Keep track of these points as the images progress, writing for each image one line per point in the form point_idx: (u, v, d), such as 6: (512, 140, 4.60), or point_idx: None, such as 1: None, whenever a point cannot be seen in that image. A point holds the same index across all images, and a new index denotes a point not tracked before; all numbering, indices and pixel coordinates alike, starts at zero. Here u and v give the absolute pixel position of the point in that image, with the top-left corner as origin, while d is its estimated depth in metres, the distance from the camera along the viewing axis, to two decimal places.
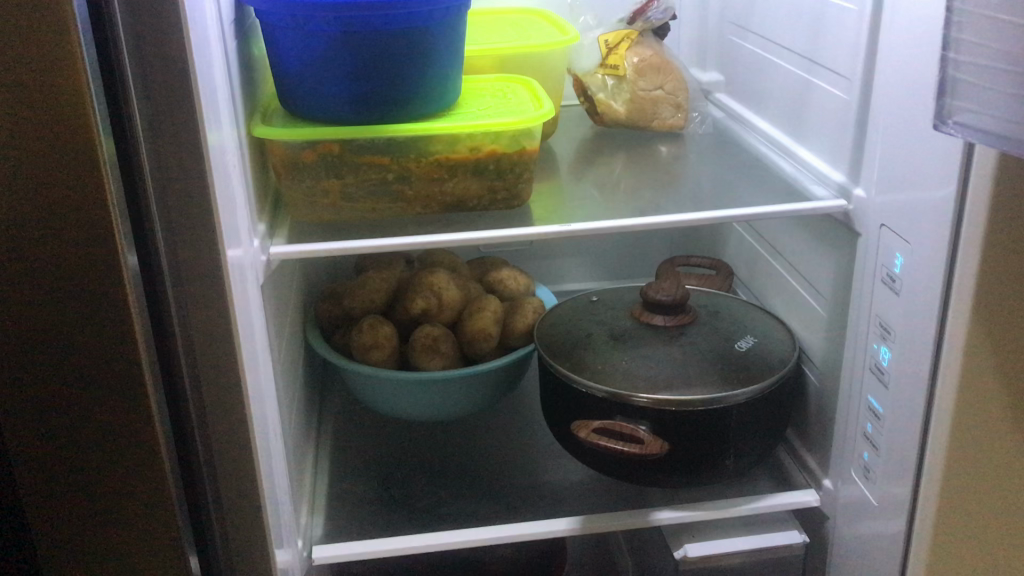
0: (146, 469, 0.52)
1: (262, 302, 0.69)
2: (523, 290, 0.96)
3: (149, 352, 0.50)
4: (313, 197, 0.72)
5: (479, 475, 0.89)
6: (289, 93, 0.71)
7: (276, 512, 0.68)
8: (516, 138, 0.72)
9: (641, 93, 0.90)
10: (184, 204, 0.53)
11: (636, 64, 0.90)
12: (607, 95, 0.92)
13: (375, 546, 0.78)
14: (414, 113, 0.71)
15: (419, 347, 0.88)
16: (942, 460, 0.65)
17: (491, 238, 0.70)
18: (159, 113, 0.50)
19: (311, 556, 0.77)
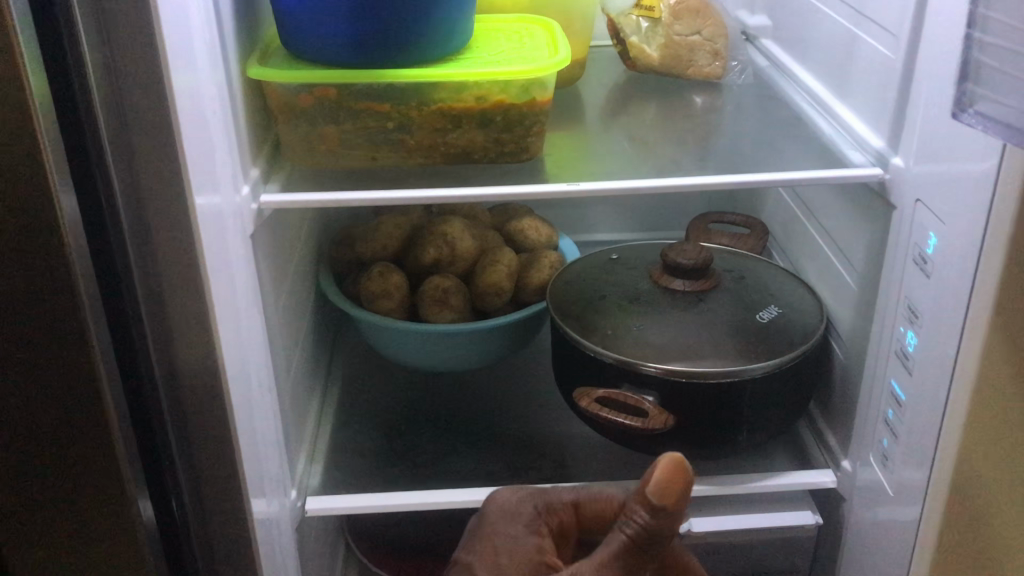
0: (93, 431, 0.50)
1: (251, 253, 0.67)
2: (544, 242, 0.92)
3: (94, 307, 0.48)
4: (311, 143, 0.69)
5: (484, 433, 0.86)
6: (286, 31, 0.67)
7: (257, 466, 0.67)
8: (527, 87, 0.67)
9: (676, 37, 0.84)
10: (148, 155, 0.50)
11: (673, 6, 0.83)
12: (640, 38, 0.85)
13: (366, 500, 0.76)
14: (418, 57, 0.67)
15: (427, 299, 0.85)
16: (956, 456, 0.60)
17: (491, 194, 0.66)
18: (116, 58, 0.47)
19: (304, 506, 0.76)
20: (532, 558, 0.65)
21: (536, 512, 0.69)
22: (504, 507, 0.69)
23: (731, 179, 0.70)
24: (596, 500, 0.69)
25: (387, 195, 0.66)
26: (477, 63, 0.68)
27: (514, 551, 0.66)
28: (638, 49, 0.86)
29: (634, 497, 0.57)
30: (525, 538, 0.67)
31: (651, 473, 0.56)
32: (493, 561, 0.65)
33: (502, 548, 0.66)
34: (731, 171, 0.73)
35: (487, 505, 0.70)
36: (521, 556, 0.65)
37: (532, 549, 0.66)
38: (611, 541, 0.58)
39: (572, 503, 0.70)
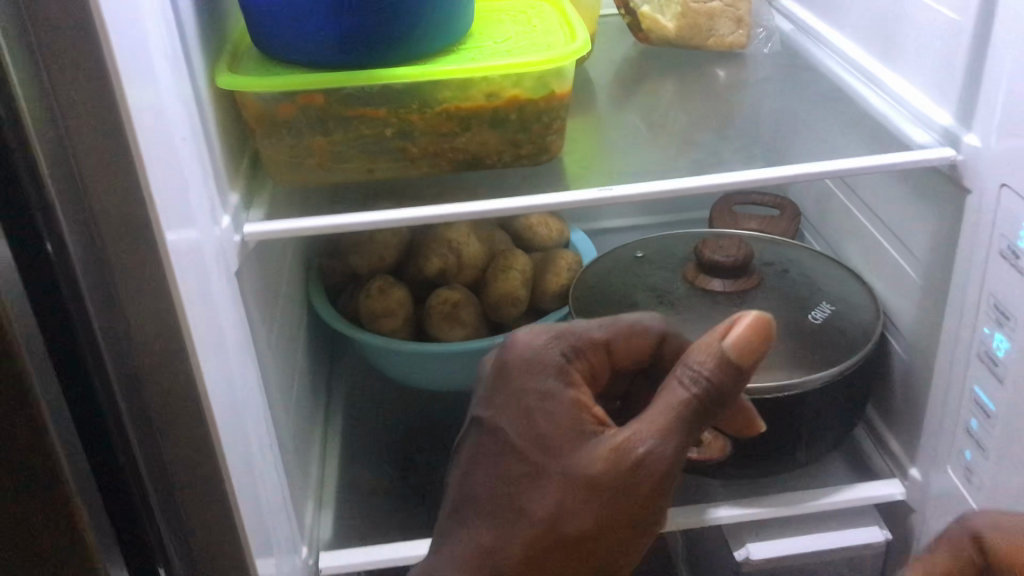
0: (60, 533, 0.42)
1: (238, 293, 0.58)
2: (556, 240, 0.83)
3: (50, 394, 0.40)
4: (297, 159, 0.59)
5: None
6: (257, 30, 0.58)
7: (263, 537, 0.58)
8: (543, 79, 0.58)
9: (693, 5, 0.74)
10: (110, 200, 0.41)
11: None
12: (652, 7, 0.76)
13: (387, 552, 0.68)
14: (415, 52, 0.57)
15: (436, 316, 0.76)
16: None
17: (512, 208, 0.57)
18: None
19: (317, 565, 0.67)
20: (577, 415, 0.51)
21: (567, 362, 0.54)
22: (528, 359, 0.52)
23: (778, 168, 0.61)
24: (631, 337, 0.57)
25: (394, 216, 0.57)
26: (484, 54, 0.58)
27: (557, 414, 0.51)
28: (651, 17, 0.76)
29: (699, 351, 0.50)
30: (562, 393, 0.51)
31: (726, 330, 0.50)
32: (528, 427, 0.51)
33: (535, 408, 0.51)
34: (774, 159, 0.64)
35: (505, 353, 0.53)
36: (565, 415, 0.51)
37: (571, 407, 0.51)
38: (672, 398, 0.49)
39: (598, 341, 0.56)
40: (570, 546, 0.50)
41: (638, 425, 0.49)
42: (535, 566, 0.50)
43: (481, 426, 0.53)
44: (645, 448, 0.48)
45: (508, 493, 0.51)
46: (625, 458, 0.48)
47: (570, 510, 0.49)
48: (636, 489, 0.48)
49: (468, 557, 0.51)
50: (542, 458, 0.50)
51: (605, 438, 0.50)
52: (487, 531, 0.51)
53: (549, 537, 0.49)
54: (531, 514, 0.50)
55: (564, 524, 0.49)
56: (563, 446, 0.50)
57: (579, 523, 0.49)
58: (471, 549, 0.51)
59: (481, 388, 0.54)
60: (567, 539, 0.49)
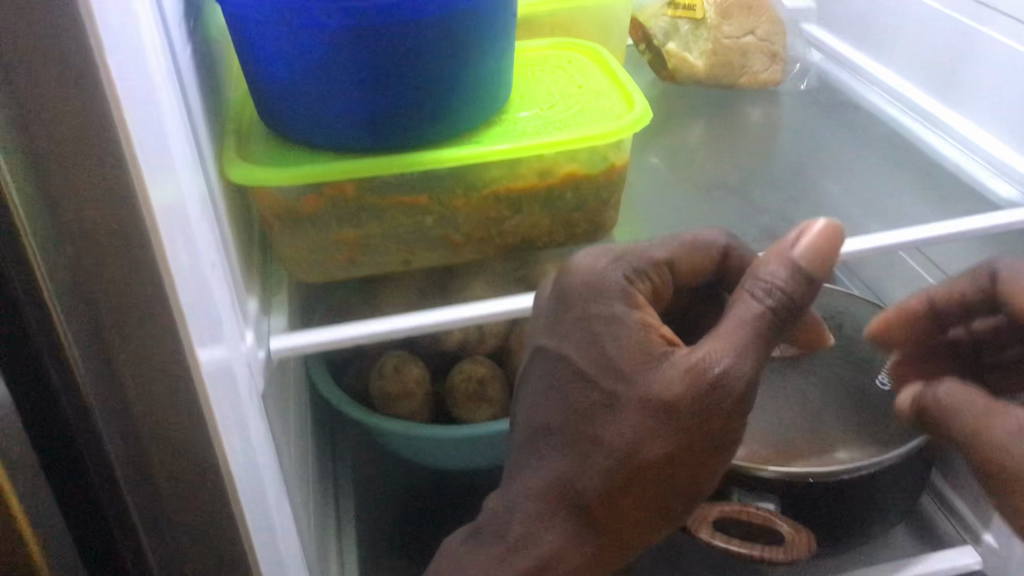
0: None
1: (265, 415, 0.50)
2: None
3: None
4: (323, 255, 0.51)
5: None
6: (269, 109, 0.49)
7: None
8: (602, 151, 0.51)
9: (726, 42, 0.67)
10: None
11: (718, 4, 0.67)
12: (680, 44, 0.69)
13: None
14: (458, 130, 0.50)
15: (461, 395, 0.69)
16: None
17: None
18: None
19: None
20: (646, 338, 0.43)
21: (630, 276, 0.46)
22: (594, 286, 0.45)
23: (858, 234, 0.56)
24: (689, 251, 0.48)
25: (443, 315, 0.50)
26: (534, 125, 0.51)
27: (627, 342, 0.43)
28: (677, 54, 0.69)
29: (765, 268, 0.42)
30: (629, 316, 0.43)
31: (792, 238, 0.43)
32: (596, 352, 0.43)
33: (605, 338, 0.43)
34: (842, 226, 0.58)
35: (564, 284, 0.45)
36: (635, 339, 0.43)
37: (640, 332, 0.43)
38: (744, 311, 0.41)
39: (667, 269, 0.47)
40: (652, 471, 0.43)
41: (713, 338, 0.42)
42: (614, 505, 0.44)
43: (540, 351, 0.46)
44: (723, 368, 0.41)
45: (577, 421, 0.44)
46: (705, 378, 0.41)
47: (648, 430, 0.42)
48: (721, 394, 0.41)
49: (544, 498, 0.46)
50: (615, 382, 0.43)
51: (681, 358, 0.42)
52: (564, 463, 0.45)
53: (629, 462, 0.43)
54: (603, 443, 0.43)
55: (639, 500, 0.44)
56: (634, 367, 0.42)
57: (661, 445, 0.42)
58: (546, 487, 0.45)
59: (537, 318, 0.47)
60: (650, 464, 0.42)
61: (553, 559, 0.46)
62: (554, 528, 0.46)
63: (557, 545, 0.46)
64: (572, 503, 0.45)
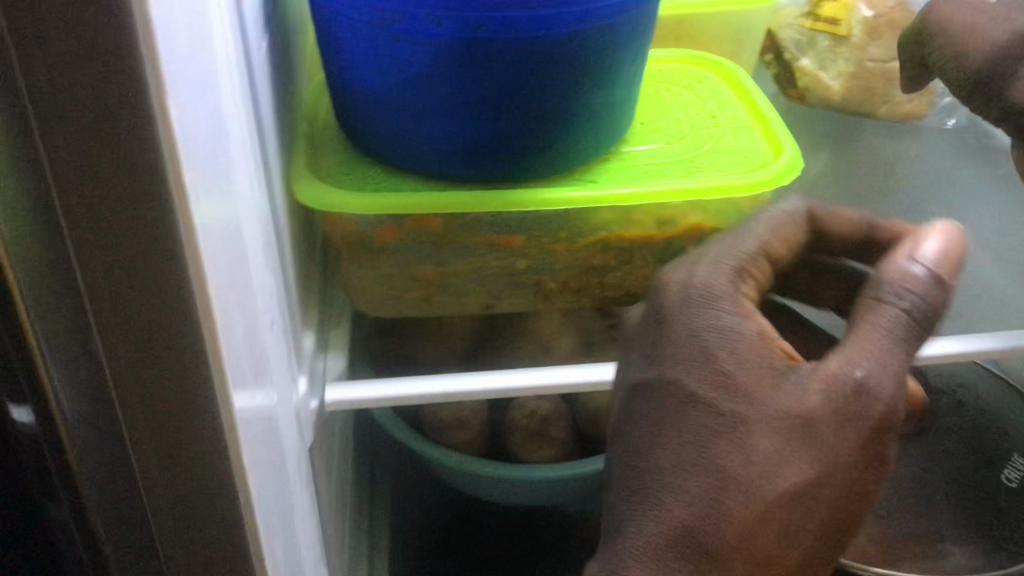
0: None
1: (312, 473, 0.43)
2: None
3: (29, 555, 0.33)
4: (394, 292, 0.44)
5: None
6: (354, 119, 0.42)
7: None
8: (737, 203, 0.43)
9: (870, 64, 0.58)
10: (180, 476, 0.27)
11: (868, 20, 0.57)
12: (815, 60, 0.59)
13: None
14: (567, 165, 0.42)
15: (521, 433, 0.61)
16: None
17: None
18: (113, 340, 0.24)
19: None
20: (767, 350, 0.33)
21: (733, 280, 0.34)
22: (699, 293, 0.34)
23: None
24: (780, 225, 0.37)
25: (533, 377, 0.43)
26: (659, 165, 0.43)
27: (742, 351, 0.33)
28: (810, 74, 0.59)
29: (894, 267, 0.33)
30: (745, 327, 0.33)
31: (912, 240, 0.34)
32: (708, 378, 0.33)
33: (718, 349, 0.33)
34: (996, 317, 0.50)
35: (662, 300, 0.35)
36: (757, 354, 0.33)
37: (759, 342, 0.33)
38: (875, 318, 0.32)
39: (773, 254, 0.36)
40: (792, 505, 0.32)
41: (845, 342, 0.32)
42: (751, 548, 0.33)
43: (637, 392, 0.35)
44: (866, 375, 0.31)
45: (689, 458, 0.33)
46: (848, 387, 0.31)
47: (783, 456, 0.32)
48: (869, 407, 0.31)
49: (660, 554, 0.33)
50: (739, 403, 0.32)
51: (809, 371, 0.32)
52: (678, 511, 0.33)
53: (761, 497, 0.32)
54: (724, 478, 0.32)
55: (767, 538, 0.33)
56: (761, 388, 0.32)
57: (797, 471, 0.32)
58: (660, 534, 0.33)
59: (639, 353, 0.36)
60: (787, 494, 0.32)
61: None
62: None
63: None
64: (696, 556, 0.33)
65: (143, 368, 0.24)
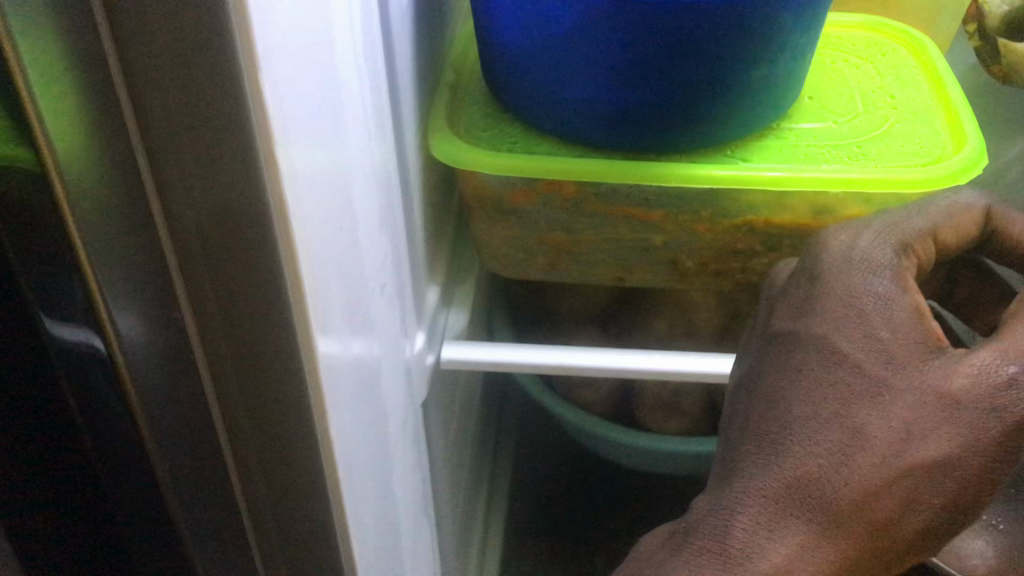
0: None
1: (424, 426, 0.42)
2: None
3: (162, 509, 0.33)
4: (524, 255, 0.42)
5: None
6: (498, 71, 0.41)
7: None
8: (906, 198, 0.39)
9: None
10: (264, 427, 0.27)
11: None
12: None
13: None
14: (720, 139, 0.39)
15: (650, 401, 0.59)
16: None
17: None
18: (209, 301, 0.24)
19: None
20: (922, 327, 0.30)
21: (896, 252, 0.32)
22: (863, 257, 0.31)
23: None
24: (958, 215, 0.34)
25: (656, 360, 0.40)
26: (820, 147, 0.40)
27: (897, 321, 0.30)
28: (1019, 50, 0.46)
29: None
30: (900, 297, 0.30)
31: None
32: (860, 338, 0.30)
33: (873, 314, 0.30)
34: None
35: (819, 258, 0.32)
36: (909, 328, 0.30)
37: (915, 317, 0.30)
38: None
39: (937, 237, 0.34)
40: (926, 484, 0.29)
41: (1000, 334, 0.29)
42: (868, 516, 0.29)
43: (776, 345, 0.32)
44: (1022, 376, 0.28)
45: (824, 411, 0.30)
46: (999, 381, 0.28)
47: (924, 430, 0.29)
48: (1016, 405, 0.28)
49: (778, 498, 0.30)
50: (888, 369, 0.29)
51: (959, 357, 0.29)
52: (807, 458, 0.29)
53: (897, 466, 0.29)
54: (858, 433, 0.29)
55: (890, 511, 0.29)
56: (910, 360, 0.29)
57: (939, 445, 0.29)
58: (781, 484, 0.30)
59: (782, 305, 0.33)
60: (923, 469, 0.29)
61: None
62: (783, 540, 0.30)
63: (783, 564, 0.30)
64: (814, 514, 0.30)
65: (230, 324, 0.25)
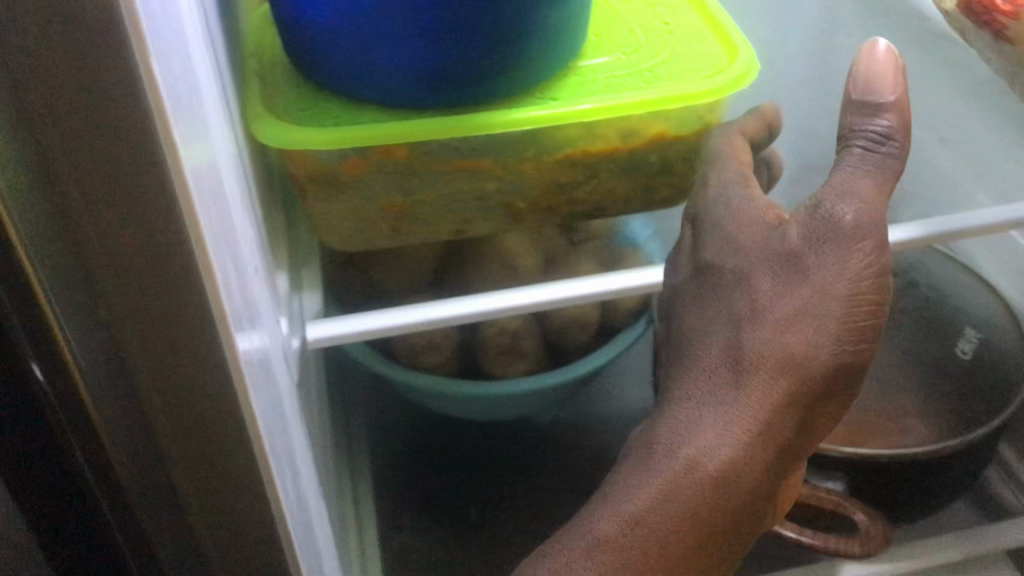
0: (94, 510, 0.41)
1: (303, 408, 0.43)
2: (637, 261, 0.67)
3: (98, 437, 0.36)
4: (364, 224, 0.44)
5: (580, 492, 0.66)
6: (306, 53, 0.41)
7: None
8: (699, 109, 0.43)
9: None
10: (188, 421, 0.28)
11: None
12: None
13: None
14: (528, 85, 0.42)
15: (493, 349, 0.62)
16: None
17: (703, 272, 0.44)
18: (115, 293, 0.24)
19: None
20: (762, 213, 0.36)
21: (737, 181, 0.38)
22: (714, 194, 0.38)
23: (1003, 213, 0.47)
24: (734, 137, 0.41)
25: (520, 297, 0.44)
26: (618, 77, 0.43)
27: (741, 221, 0.36)
28: None
29: (859, 115, 0.34)
30: (749, 203, 0.37)
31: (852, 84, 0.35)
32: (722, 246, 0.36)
33: (727, 222, 0.37)
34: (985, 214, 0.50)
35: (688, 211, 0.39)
36: (752, 216, 0.36)
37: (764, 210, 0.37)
38: (847, 168, 0.34)
39: (745, 159, 0.40)
40: (802, 325, 0.34)
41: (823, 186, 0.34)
42: (769, 368, 0.34)
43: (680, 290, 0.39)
44: (837, 205, 0.34)
45: (710, 310, 0.36)
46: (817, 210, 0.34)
47: (777, 287, 0.34)
48: (837, 230, 0.33)
49: (691, 392, 0.35)
50: (738, 254, 0.36)
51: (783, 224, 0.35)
52: (704, 352, 0.35)
53: (770, 324, 0.34)
54: (735, 316, 0.35)
55: (785, 361, 0.34)
56: (751, 239, 0.36)
57: (793, 295, 0.34)
58: (692, 379, 0.35)
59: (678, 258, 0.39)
60: (792, 315, 0.34)
61: (704, 456, 0.34)
62: (701, 426, 0.35)
63: (707, 444, 0.34)
64: (722, 389, 0.35)
65: (142, 323, 0.25)
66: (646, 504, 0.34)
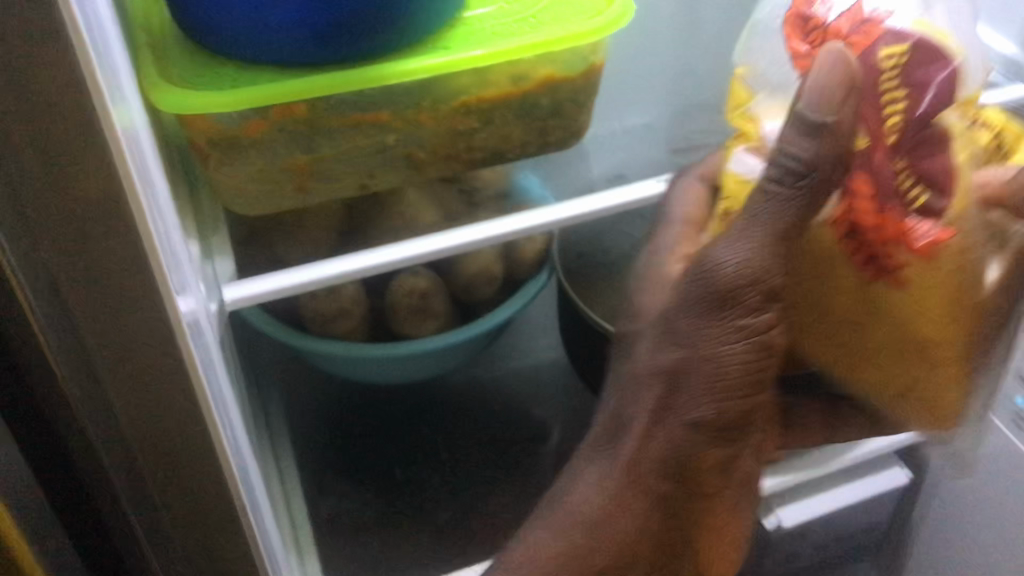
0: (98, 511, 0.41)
1: (225, 369, 0.44)
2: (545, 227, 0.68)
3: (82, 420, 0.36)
4: (270, 185, 0.44)
5: (500, 439, 0.69)
6: (198, 21, 0.42)
7: None
8: (583, 50, 0.45)
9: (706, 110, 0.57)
10: (119, 324, 0.32)
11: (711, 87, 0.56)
12: None
13: None
14: (419, 37, 0.44)
15: (404, 311, 0.63)
16: None
17: (600, 207, 0.48)
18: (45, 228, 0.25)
19: None
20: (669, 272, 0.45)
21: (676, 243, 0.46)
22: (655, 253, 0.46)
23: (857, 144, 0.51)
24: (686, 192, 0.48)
25: (433, 243, 0.45)
26: (503, 25, 0.45)
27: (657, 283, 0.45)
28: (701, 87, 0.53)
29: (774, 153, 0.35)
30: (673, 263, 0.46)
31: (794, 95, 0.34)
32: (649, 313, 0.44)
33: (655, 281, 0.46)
34: None
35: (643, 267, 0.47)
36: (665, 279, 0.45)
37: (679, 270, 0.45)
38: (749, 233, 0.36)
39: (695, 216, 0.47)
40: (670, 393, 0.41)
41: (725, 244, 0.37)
42: (644, 444, 0.42)
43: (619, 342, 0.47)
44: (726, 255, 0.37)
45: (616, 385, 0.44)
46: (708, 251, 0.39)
47: (648, 362, 0.41)
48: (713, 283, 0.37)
49: (596, 453, 0.44)
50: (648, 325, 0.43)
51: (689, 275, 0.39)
52: (610, 409, 0.44)
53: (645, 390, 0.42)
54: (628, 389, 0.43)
55: (655, 426, 0.41)
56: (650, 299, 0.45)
57: (660, 362, 0.41)
58: (598, 435, 0.44)
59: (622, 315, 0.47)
60: (657, 384, 0.41)
61: (581, 505, 0.43)
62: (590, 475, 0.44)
63: (585, 497, 0.43)
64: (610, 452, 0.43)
65: None
66: (543, 547, 0.43)
